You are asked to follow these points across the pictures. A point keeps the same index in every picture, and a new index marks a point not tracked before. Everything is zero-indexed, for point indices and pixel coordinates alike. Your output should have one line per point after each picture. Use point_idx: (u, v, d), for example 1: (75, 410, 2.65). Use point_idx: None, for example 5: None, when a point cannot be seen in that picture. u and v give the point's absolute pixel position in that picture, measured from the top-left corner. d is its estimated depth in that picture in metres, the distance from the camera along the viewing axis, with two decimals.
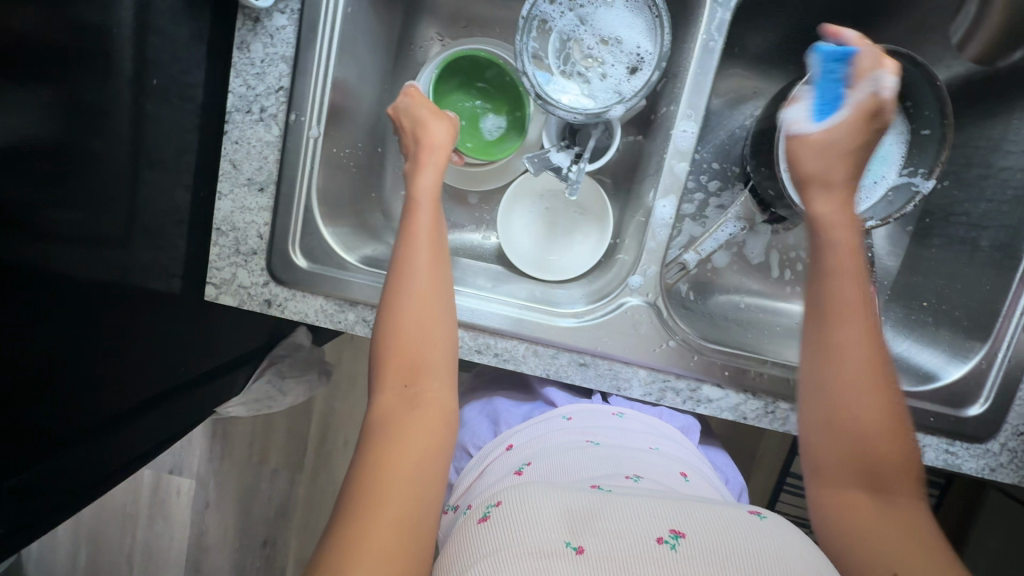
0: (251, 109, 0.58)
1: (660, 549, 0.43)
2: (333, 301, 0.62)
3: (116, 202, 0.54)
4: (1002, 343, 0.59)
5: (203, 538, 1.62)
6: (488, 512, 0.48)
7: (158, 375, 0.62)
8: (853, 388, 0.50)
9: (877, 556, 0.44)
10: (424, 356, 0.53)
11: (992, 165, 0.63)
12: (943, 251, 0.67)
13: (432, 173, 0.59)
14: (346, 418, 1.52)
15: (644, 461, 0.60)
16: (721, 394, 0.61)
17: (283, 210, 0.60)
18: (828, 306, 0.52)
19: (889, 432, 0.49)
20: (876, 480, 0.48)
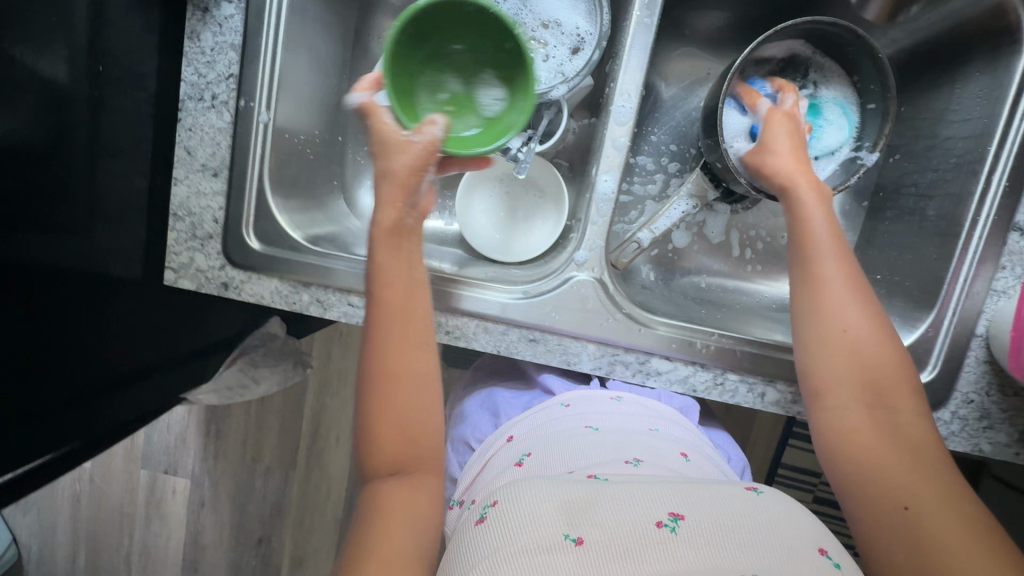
0: (203, 96, 0.60)
1: (660, 533, 0.46)
2: (288, 283, 0.63)
3: (76, 188, 0.56)
4: (948, 310, 0.59)
5: (200, 537, 1.60)
6: (484, 513, 0.51)
7: (135, 354, 0.65)
8: (848, 319, 0.53)
9: (887, 491, 0.47)
10: (408, 441, 0.53)
11: (937, 135, 0.63)
12: (895, 224, 0.68)
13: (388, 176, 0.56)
14: (338, 416, 1.50)
15: (640, 444, 0.62)
16: (670, 367, 0.62)
17: (235, 194, 0.61)
18: (814, 246, 0.56)
19: (886, 360, 0.52)
20: (879, 407, 0.51)
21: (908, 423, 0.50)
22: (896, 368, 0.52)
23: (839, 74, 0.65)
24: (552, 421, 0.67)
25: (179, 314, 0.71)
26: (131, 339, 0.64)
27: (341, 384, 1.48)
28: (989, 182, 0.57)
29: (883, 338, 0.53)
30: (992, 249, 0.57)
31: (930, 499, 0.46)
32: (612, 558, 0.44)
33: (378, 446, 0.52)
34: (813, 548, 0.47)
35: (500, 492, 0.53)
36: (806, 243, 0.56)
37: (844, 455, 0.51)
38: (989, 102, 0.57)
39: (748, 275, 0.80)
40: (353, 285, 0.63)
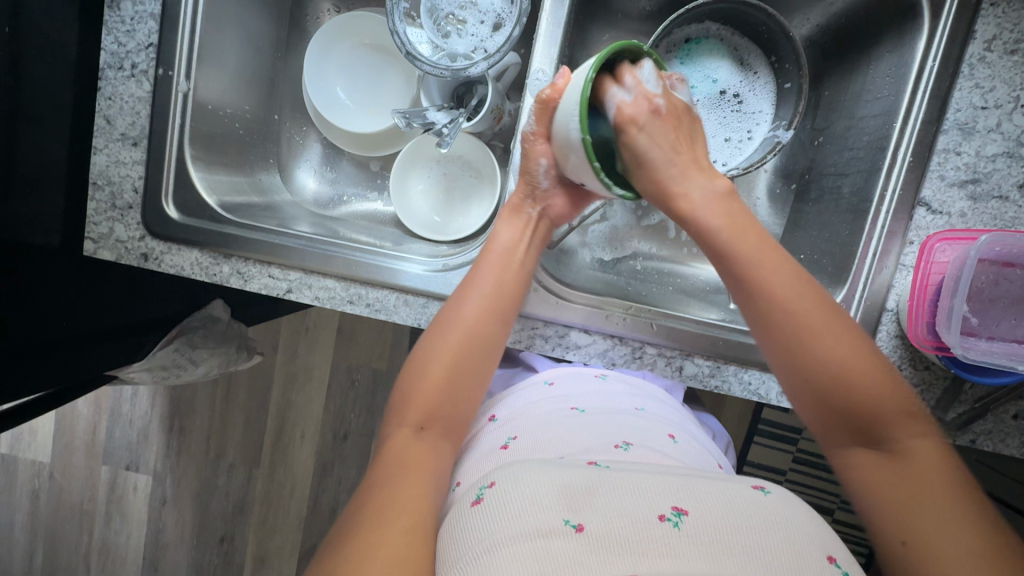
0: (123, 65, 0.61)
1: (663, 526, 0.43)
2: (208, 254, 0.63)
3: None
4: (860, 283, 0.59)
5: (161, 536, 1.54)
6: (481, 494, 0.48)
7: (84, 318, 0.67)
8: (816, 361, 0.51)
9: (890, 524, 0.46)
10: (439, 394, 0.58)
11: (854, 115, 0.65)
12: (818, 203, 0.69)
13: (511, 229, 0.63)
14: (304, 412, 1.46)
15: (627, 425, 0.61)
16: (588, 340, 0.63)
17: (155, 165, 0.62)
18: (757, 294, 0.54)
19: (877, 390, 0.49)
20: (874, 429, 0.49)
21: (910, 450, 0.48)
22: (891, 394, 0.49)
23: (757, 56, 0.66)
24: (539, 402, 0.66)
25: (133, 284, 0.74)
26: (79, 301, 0.67)
27: (306, 379, 1.45)
28: (894, 157, 0.58)
29: (854, 355, 0.50)
30: (899, 223, 0.58)
31: (933, 536, 0.44)
32: (612, 549, 0.41)
33: (415, 393, 0.58)
34: (822, 554, 0.43)
35: (497, 474, 0.50)
36: (750, 297, 0.54)
37: (853, 486, 0.50)
38: (896, 80, 0.59)
39: (682, 257, 0.81)
40: (275, 257, 0.62)
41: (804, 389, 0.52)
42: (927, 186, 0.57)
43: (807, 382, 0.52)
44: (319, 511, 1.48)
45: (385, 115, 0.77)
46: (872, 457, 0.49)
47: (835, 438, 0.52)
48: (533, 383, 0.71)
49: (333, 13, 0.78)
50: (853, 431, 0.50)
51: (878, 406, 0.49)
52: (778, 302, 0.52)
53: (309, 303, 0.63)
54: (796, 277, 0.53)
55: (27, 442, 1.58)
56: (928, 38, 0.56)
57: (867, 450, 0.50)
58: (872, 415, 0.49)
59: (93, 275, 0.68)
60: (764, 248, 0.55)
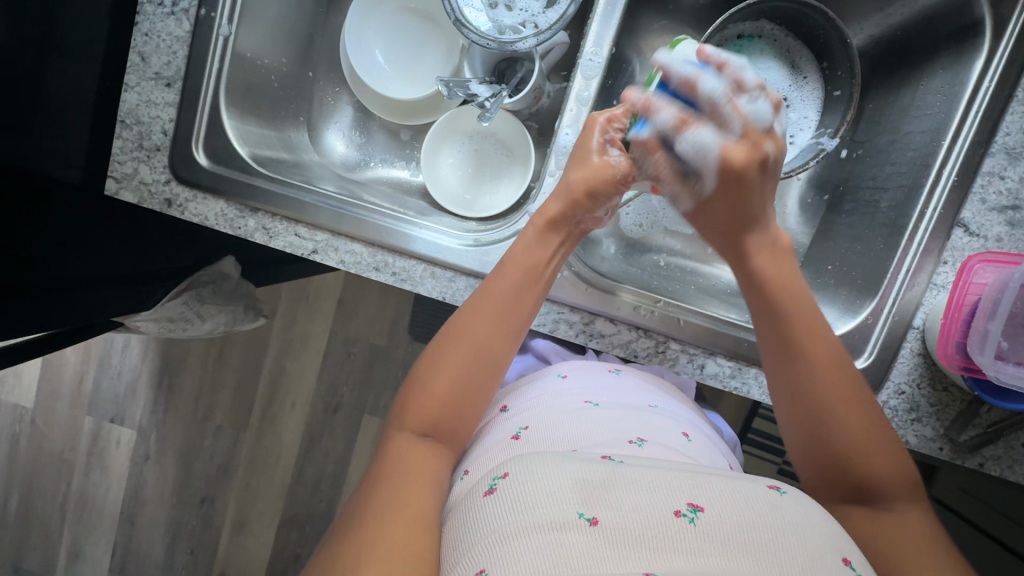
0: (163, 1, 0.58)
1: (677, 522, 0.43)
2: (234, 206, 0.61)
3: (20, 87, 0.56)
4: (890, 298, 0.59)
5: (141, 492, 1.53)
6: (494, 485, 0.47)
7: (93, 261, 0.66)
8: (824, 415, 0.52)
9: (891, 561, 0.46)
10: (449, 402, 0.56)
11: (899, 130, 0.64)
12: (851, 217, 0.69)
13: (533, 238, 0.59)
14: (297, 379, 1.45)
15: (640, 421, 0.61)
16: (614, 330, 0.61)
17: (188, 107, 0.59)
18: (790, 339, 0.54)
19: (883, 448, 0.51)
20: (870, 492, 0.50)
21: (903, 509, 0.49)
22: (894, 453, 0.51)
23: (808, 60, 0.65)
24: (551, 392, 0.65)
25: (139, 229, 0.72)
26: (87, 241, 0.65)
27: (303, 347, 1.44)
28: (939, 176, 0.58)
29: (864, 420, 0.51)
30: (936, 242, 0.58)
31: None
32: (626, 542, 0.41)
33: (426, 403, 0.55)
34: (838, 556, 0.43)
35: (512, 463, 0.48)
36: (780, 338, 0.54)
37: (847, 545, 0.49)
38: (947, 98, 0.59)
39: (706, 257, 0.81)
40: (303, 215, 0.61)
41: (807, 445, 0.53)
42: (968, 208, 0.57)
43: (812, 438, 0.52)
44: (303, 481, 1.47)
45: (423, 82, 0.75)
46: (865, 513, 0.50)
47: (829, 494, 0.52)
48: (546, 377, 0.70)
49: None
50: (849, 490, 0.51)
51: (874, 465, 0.50)
52: (806, 347, 0.54)
53: (334, 267, 0.62)
54: (824, 330, 0.55)
55: (11, 385, 1.55)
56: (986, 59, 0.56)
57: (862, 507, 0.50)
58: (872, 478, 0.50)
59: (99, 215, 0.66)
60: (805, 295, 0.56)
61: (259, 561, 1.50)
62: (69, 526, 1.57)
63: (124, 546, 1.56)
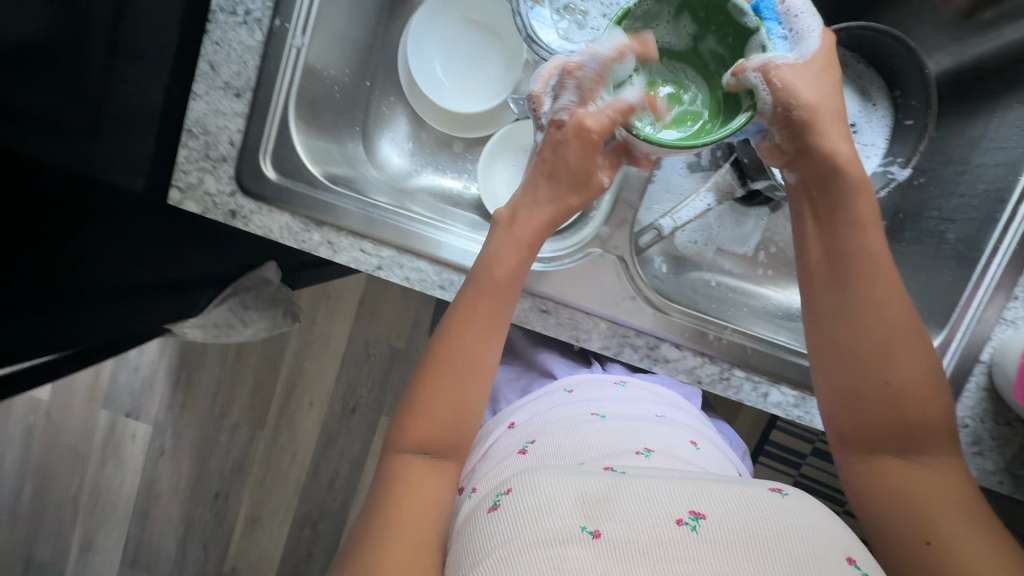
0: (236, 11, 0.57)
1: (680, 531, 0.42)
2: (299, 220, 0.60)
3: (83, 95, 0.56)
4: (959, 330, 0.59)
5: (155, 486, 1.53)
6: (498, 500, 0.48)
7: (112, 275, 0.62)
8: (874, 364, 0.51)
9: (912, 521, 0.49)
10: (448, 416, 0.53)
11: (968, 161, 0.64)
12: (911, 246, 0.68)
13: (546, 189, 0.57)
14: (315, 378, 1.45)
15: (650, 432, 0.61)
16: (679, 355, 0.61)
17: (258, 119, 0.59)
18: (842, 282, 0.53)
19: (929, 401, 0.50)
20: (907, 443, 0.51)
21: (937, 460, 0.50)
22: (940, 405, 0.51)
23: (879, 87, 0.65)
24: (553, 407, 0.67)
25: (168, 239, 0.68)
26: (110, 254, 0.62)
27: (323, 347, 1.43)
28: (1014, 212, 0.58)
29: (919, 367, 0.51)
30: (1009, 277, 0.58)
31: (958, 542, 0.46)
32: (629, 553, 0.41)
33: (440, 386, 0.53)
34: (841, 555, 0.43)
35: (514, 479, 0.49)
36: (830, 270, 0.54)
37: (869, 494, 0.52)
38: None
39: (755, 278, 0.80)
40: (369, 231, 0.60)
41: (844, 392, 0.53)
42: None
43: (852, 387, 0.52)
44: (318, 480, 1.47)
45: (479, 93, 0.74)
46: (897, 462, 0.51)
47: (859, 442, 0.53)
48: (554, 390, 0.71)
49: None
50: (889, 438, 0.51)
51: (924, 415, 0.50)
52: (863, 295, 0.52)
53: (397, 284, 0.61)
54: (886, 276, 0.52)
55: None
56: None
57: (896, 456, 0.51)
58: (915, 429, 0.50)
59: (128, 226, 0.63)
60: (879, 239, 0.53)
61: (271, 558, 1.50)
62: (81, 518, 1.57)
63: (137, 539, 1.55)
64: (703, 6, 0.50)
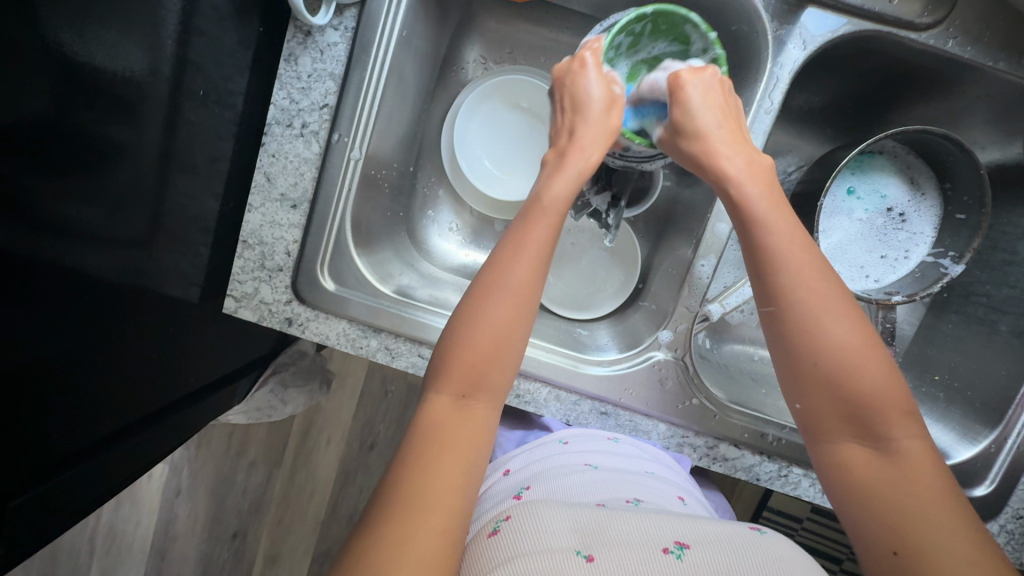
0: (292, 123, 0.56)
1: (665, 559, 0.41)
2: (357, 326, 0.60)
3: (137, 209, 0.53)
4: (1013, 430, 0.61)
5: (171, 528, 1.43)
6: (499, 526, 0.47)
7: (106, 419, 0.56)
8: (806, 340, 0.46)
9: (880, 527, 0.42)
10: (487, 359, 0.48)
11: (1018, 253, 0.64)
12: (959, 328, 0.69)
13: (571, 181, 0.54)
14: (333, 417, 1.39)
15: (645, 486, 0.53)
16: (738, 454, 0.61)
17: (315, 230, 0.58)
18: (775, 302, 0.47)
19: (873, 378, 0.44)
20: (873, 428, 0.44)
21: (904, 444, 0.43)
22: (886, 381, 0.44)
23: (928, 177, 0.65)
24: (549, 456, 0.58)
25: (167, 359, 0.62)
26: (101, 396, 0.55)
27: (339, 385, 1.37)
28: None
29: (852, 337, 0.45)
30: None
31: (933, 544, 0.39)
32: None
33: (466, 355, 0.48)
34: None
35: (515, 507, 0.49)
36: (755, 255, 0.49)
37: (841, 487, 0.45)
38: None
39: None
40: (427, 337, 0.60)
41: (791, 375, 0.47)
42: None
43: (798, 370, 0.46)
44: (337, 516, 1.40)
45: (523, 176, 0.73)
46: (862, 448, 0.44)
47: (823, 429, 0.46)
48: (546, 443, 0.61)
49: (480, 64, 0.75)
50: (847, 422, 0.44)
51: (870, 386, 0.44)
52: (794, 298, 0.46)
53: None
54: (815, 268, 0.47)
55: None
56: None
57: (859, 442, 0.44)
58: (870, 408, 0.44)
59: (118, 357, 0.56)
60: (790, 227, 0.48)
61: None
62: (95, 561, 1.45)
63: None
64: (670, 20, 0.56)
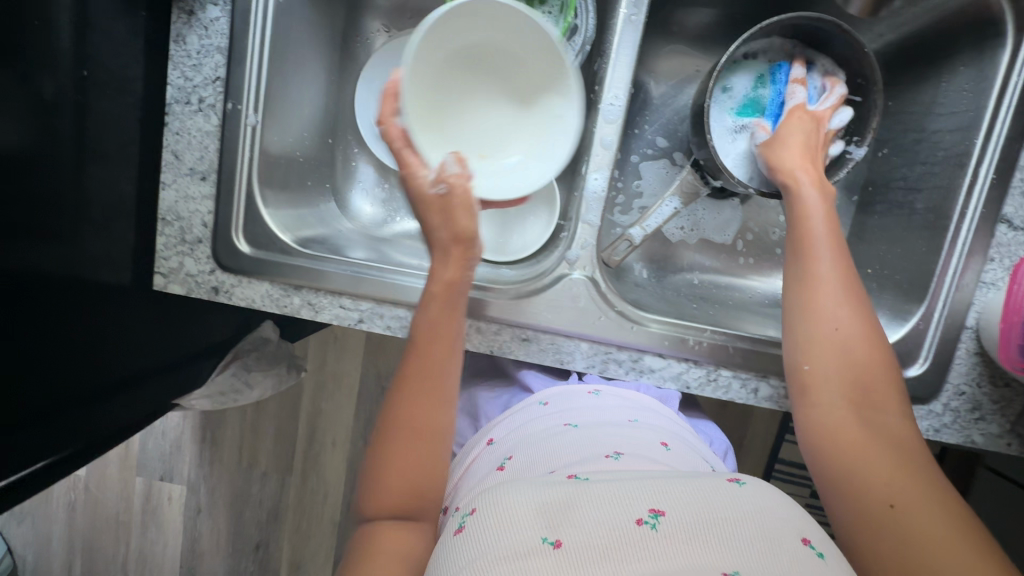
0: (190, 99, 0.60)
1: (638, 530, 0.40)
2: (279, 286, 0.63)
3: (55, 203, 0.53)
4: (940, 302, 0.59)
5: (197, 545, 1.45)
6: (463, 522, 0.45)
7: (65, 386, 0.56)
8: (821, 324, 0.54)
9: (868, 490, 0.47)
10: (414, 480, 0.51)
11: (925, 129, 0.64)
12: (885, 218, 0.68)
13: (450, 267, 0.55)
14: (336, 418, 1.37)
15: (620, 436, 0.56)
16: (663, 364, 0.62)
17: (225, 199, 0.61)
18: (809, 284, 0.55)
19: (876, 370, 0.53)
20: (867, 408, 0.52)
21: (886, 421, 0.51)
22: (884, 372, 0.53)
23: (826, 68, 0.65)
24: (531, 421, 0.61)
25: (119, 332, 0.61)
26: (56, 365, 0.55)
27: (337, 388, 1.35)
28: (977, 174, 0.57)
29: (865, 335, 0.54)
30: (981, 241, 0.57)
31: (920, 505, 0.45)
32: (596, 557, 0.38)
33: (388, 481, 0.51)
34: (794, 536, 0.41)
35: (478, 497, 0.47)
36: (796, 244, 0.57)
37: (832, 463, 0.51)
38: (976, 96, 0.58)
39: (737, 268, 0.81)
40: (347, 288, 0.62)
41: (805, 353, 0.55)
42: (1010, 203, 0.57)
43: (813, 351, 0.54)
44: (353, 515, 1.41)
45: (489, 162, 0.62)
46: (853, 421, 0.51)
47: (819, 405, 0.53)
48: (526, 404, 0.65)
49: (384, 33, 0.77)
50: (853, 403, 0.52)
51: (881, 380, 0.53)
52: (820, 285, 0.55)
53: (381, 333, 0.63)
54: (843, 267, 0.55)
55: None
56: (1013, 55, 0.55)
57: (852, 415, 0.52)
58: (874, 392, 0.52)
59: (70, 348, 0.56)
60: (829, 224, 0.57)
61: None
62: None
63: None
64: None
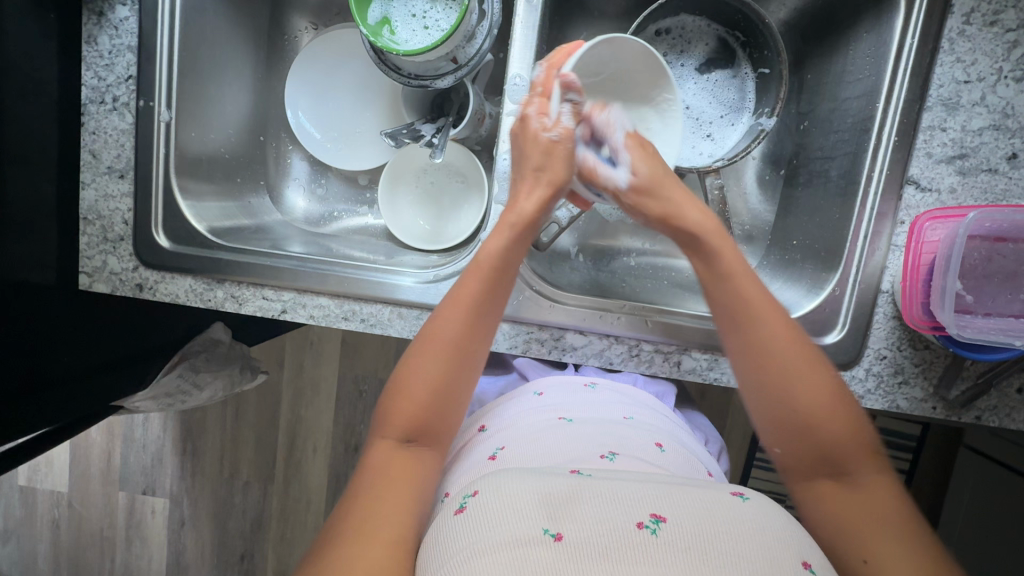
0: (104, 99, 0.61)
1: (639, 534, 0.40)
2: (201, 280, 0.63)
3: None
4: (853, 267, 0.59)
5: (182, 559, 1.43)
6: (464, 503, 0.45)
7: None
8: (786, 390, 0.50)
9: (848, 545, 0.45)
10: (428, 404, 0.53)
11: (837, 97, 0.64)
12: (807, 189, 0.68)
13: (502, 238, 0.57)
14: (315, 424, 1.33)
15: (615, 435, 0.57)
16: (584, 341, 0.62)
17: (144, 195, 0.63)
18: (751, 348, 0.52)
19: (841, 421, 0.49)
20: (838, 466, 0.48)
21: (864, 478, 0.48)
22: (851, 425, 0.49)
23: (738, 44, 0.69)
24: (528, 414, 0.62)
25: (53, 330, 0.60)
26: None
27: (314, 393, 1.32)
28: (880, 136, 0.58)
29: (828, 390, 0.50)
30: (889, 204, 0.58)
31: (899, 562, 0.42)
32: (591, 554, 0.38)
33: (399, 405, 0.53)
34: (796, 560, 0.39)
35: (481, 482, 0.46)
36: (732, 313, 0.53)
37: (816, 522, 0.49)
38: (876, 60, 0.59)
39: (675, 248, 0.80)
40: (270, 279, 0.62)
41: (770, 422, 0.51)
42: (915, 164, 0.57)
43: (778, 421, 0.51)
44: None
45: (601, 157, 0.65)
46: (831, 485, 0.48)
47: (796, 468, 0.50)
48: (522, 394, 0.67)
49: (311, 31, 0.78)
50: (820, 465, 0.49)
51: (847, 433, 0.49)
52: (769, 350, 0.51)
53: (304, 322, 0.63)
54: (785, 331, 0.52)
55: (43, 474, 1.46)
56: (905, 15, 0.56)
57: (829, 480, 0.48)
58: (839, 449, 0.48)
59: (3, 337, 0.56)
60: (755, 290, 0.53)
61: None
62: None
63: None
64: None
